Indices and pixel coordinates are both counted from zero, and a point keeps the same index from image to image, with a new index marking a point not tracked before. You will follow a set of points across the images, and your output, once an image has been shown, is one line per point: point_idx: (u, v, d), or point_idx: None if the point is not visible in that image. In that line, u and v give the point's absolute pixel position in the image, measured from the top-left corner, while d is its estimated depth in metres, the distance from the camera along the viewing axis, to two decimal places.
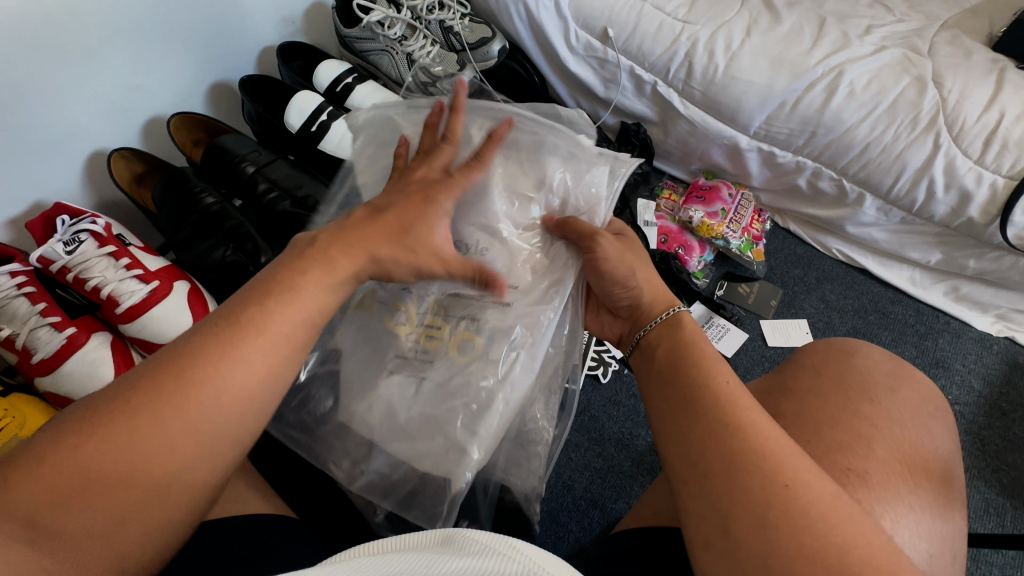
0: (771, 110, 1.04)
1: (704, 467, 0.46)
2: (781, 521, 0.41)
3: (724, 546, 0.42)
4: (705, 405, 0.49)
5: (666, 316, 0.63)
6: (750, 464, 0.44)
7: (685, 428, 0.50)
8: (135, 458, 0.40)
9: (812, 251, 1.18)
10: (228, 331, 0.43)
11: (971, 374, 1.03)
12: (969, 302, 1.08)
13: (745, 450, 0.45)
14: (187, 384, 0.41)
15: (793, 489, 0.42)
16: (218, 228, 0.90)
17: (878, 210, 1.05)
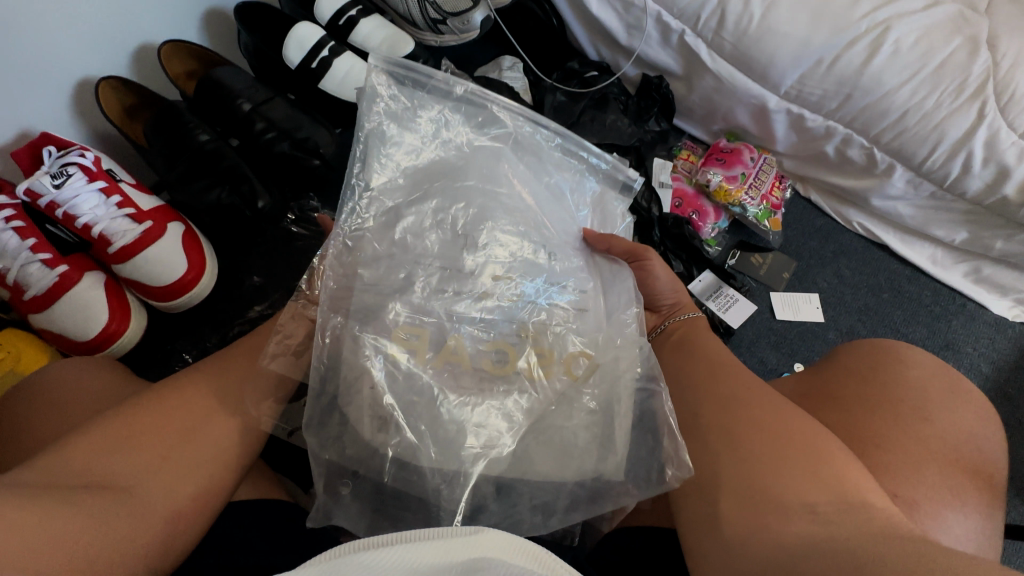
0: (806, 69, 0.96)
1: (700, 418, 0.57)
2: (750, 434, 0.53)
3: (702, 462, 0.54)
4: (712, 370, 0.62)
5: (687, 317, 0.74)
6: (736, 406, 0.56)
7: (689, 375, 0.63)
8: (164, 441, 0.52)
9: (832, 224, 1.13)
10: (213, 368, 0.61)
11: (981, 358, 1.00)
12: (990, 284, 1.04)
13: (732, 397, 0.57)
14: (186, 392, 0.57)
15: (770, 423, 0.53)
16: (213, 168, 0.86)
17: (907, 182, 0.99)
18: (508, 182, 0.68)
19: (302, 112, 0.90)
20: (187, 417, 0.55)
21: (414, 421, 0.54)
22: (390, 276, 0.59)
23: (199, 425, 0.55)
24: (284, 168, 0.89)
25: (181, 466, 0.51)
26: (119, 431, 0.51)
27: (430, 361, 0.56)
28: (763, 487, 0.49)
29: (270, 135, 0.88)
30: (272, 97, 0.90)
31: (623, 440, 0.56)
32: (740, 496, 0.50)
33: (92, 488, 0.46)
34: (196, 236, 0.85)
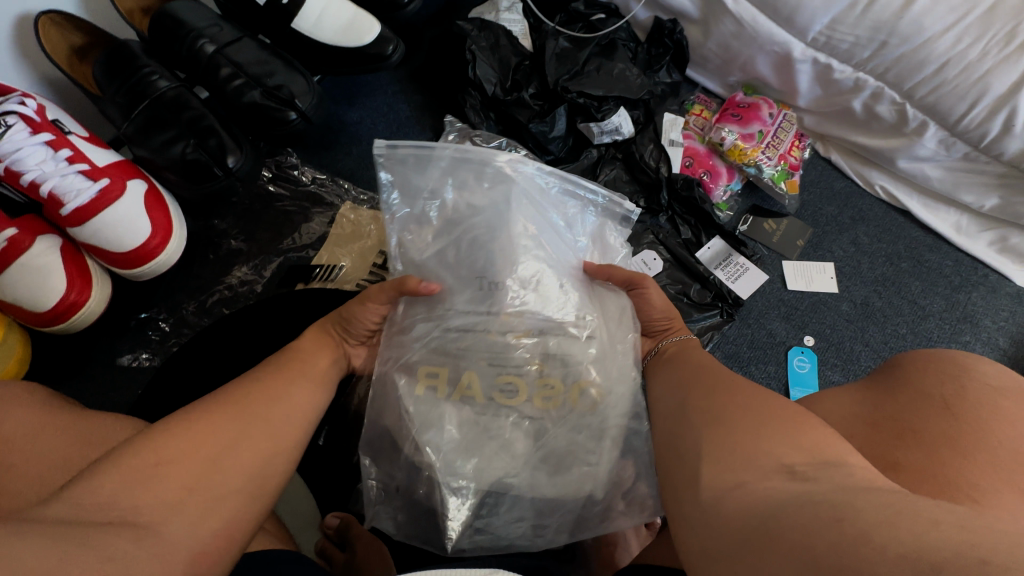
0: (837, 12, 0.86)
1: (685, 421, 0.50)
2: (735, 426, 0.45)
3: (684, 456, 0.47)
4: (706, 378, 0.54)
5: (682, 337, 0.65)
6: (724, 405, 0.48)
7: (684, 382, 0.55)
8: (232, 458, 0.45)
9: (852, 187, 1.06)
10: (277, 371, 0.54)
11: (999, 332, 0.95)
12: (1015, 254, 0.97)
13: (723, 392, 0.50)
14: (229, 414, 0.47)
15: (752, 408, 0.46)
16: (175, 120, 0.77)
17: (939, 143, 0.91)
18: (528, 193, 0.67)
19: (274, 56, 0.80)
20: (265, 420, 0.49)
21: (444, 426, 0.60)
22: (430, 338, 0.62)
23: (230, 452, 0.45)
24: (255, 119, 0.80)
25: (208, 502, 0.41)
26: (186, 425, 0.45)
27: (449, 396, 0.60)
28: (742, 469, 0.41)
29: (238, 82, 0.78)
30: (239, 38, 0.80)
31: (609, 448, 0.60)
32: (721, 476, 0.42)
33: (108, 524, 0.36)
34: (160, 195, 0.78)
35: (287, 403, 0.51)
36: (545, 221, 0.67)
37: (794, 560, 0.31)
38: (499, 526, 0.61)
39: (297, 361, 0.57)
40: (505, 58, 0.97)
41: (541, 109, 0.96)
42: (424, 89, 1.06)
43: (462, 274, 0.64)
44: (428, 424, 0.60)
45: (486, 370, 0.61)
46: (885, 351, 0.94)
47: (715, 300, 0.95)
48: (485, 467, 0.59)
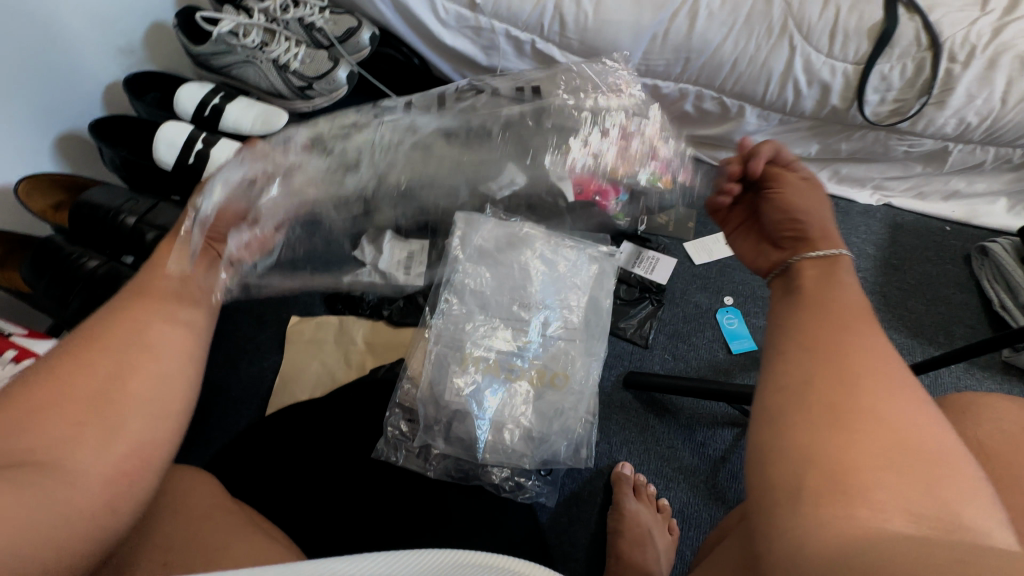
0: (645, 46, 1.08)
1: (810, 356, 0.39)
2: (871, 393, 0.35)
3: (764, 384, 0.40)
4: (825, 300, 0.43)
5: (824, 254, 0.48)
6: (834, 343, 0.39)
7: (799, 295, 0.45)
8: (125, 376, 0.44)
9: (712, 168, 1.26)
10: (130, 294, 0.51)
11: (865, 243, 1.15)
12: (850, 180, 1.19)
13: (835, 329, 0.40)
14: (94, 351, 0.45)
15: (855, 361, 0.37)
16: (112, 290, 0.81)
17: (758, 117, 1.13)
18: (547, 248, 0.98)
19: None
20: (136, 344, 0.46)
21: (463, 395, 0.90)
22: (469, 329, 0.93)
23: (124, 384, 0.44)
24: None
25: (110, 429, 0.41)
26: (83, 341, 0.45)
27: (491, 374, 0.92)
28: (834, 427, 0.34)
29: (165, 240, 0.85)
30: (155, 204, 0.87)
31: (569, 414, 0.92)
32: (823, 440, 0.33)
33: (6, 464, 0.36)
34: None
35: (177, 291, 0.54)
36: (553, 263, 0.99)
37: (859, 488, 0.31)
38: (506, 445, 0.90)
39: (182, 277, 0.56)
40: None
41: None
42: None
43: (496, 293, 0.95)
44: (452, 386, 0.90)
45: (501, 363, 0.92)
46: None
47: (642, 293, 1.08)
48: (501, 407, 0.91)
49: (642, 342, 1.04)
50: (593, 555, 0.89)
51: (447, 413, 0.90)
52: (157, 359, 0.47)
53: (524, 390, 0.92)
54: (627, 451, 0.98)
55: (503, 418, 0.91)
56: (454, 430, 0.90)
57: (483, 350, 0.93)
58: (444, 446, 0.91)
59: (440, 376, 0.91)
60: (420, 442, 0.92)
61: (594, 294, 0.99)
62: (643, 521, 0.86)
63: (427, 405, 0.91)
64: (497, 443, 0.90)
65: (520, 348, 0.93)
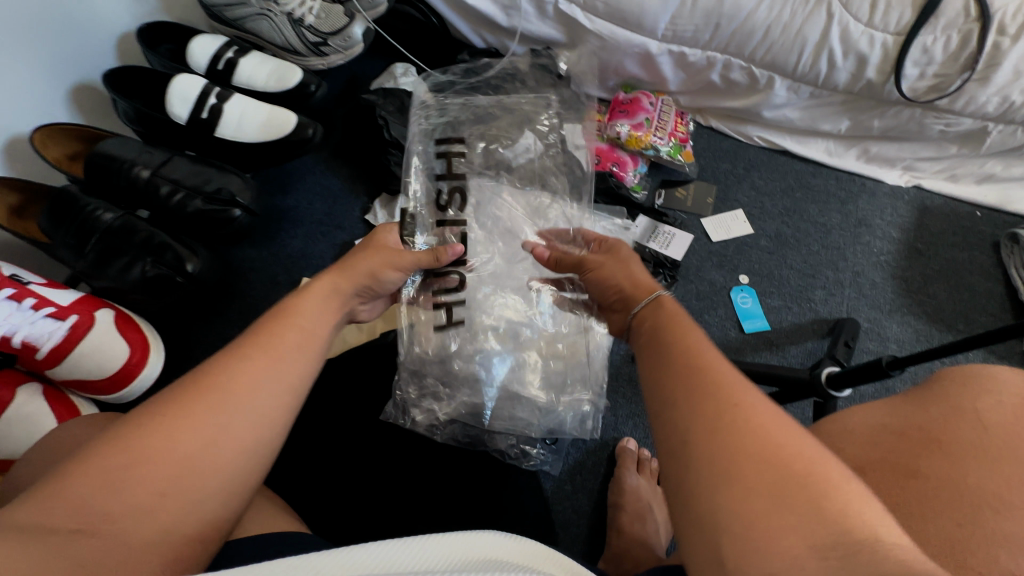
0: (675, 9, 1.01)
1: (684, 400, 0.42)
2: (745, 430, 0.38)
3: (662, 432, 0.43)
4: (678, 355, 0.47)
5: (648, 299, 0.58)
6: (707, 387, 0.42)
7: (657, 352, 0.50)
8: (208, 448, 0.44)
9: (736, 143, 1.22)
10: (237, 351, 0.51)
11: (890, 226, 1.11)
12: (879, 160, 1.15)
13: (698, 372, 0.44)
14: (188, 415, 0.44)
15: (732, 404, 0.40)
16: (128, 243, 0.81)
17: (788, 90, 1.08)
18: (560, 216, 0.98)
19: (206, 165, 0.88)
20: (214, 420, 0.45)
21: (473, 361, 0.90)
22: (480, 297, 0.92)
23: (206, 453, 0.44)
24: (205, 224, 0.85)
25: (186, 500, 0.42)
26: (179, 400, 0.45)
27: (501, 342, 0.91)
28: (734, 478, 0.36)
29: (179, 196, 0.84)
30: (170, 158, 0.87)
31: (578, 382, 0.93)
32: (723, 486, 0.36)
33: (81, 530, 0.38)
34: (130, 316, 0.80)
35: (289, 342, 0.54)
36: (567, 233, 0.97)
37: (772, 537, 0.33)
38: (513, 412, 0.91)
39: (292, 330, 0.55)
40: None
41: None
42: (349, 161, 1.20)
43: (510, 262, 0.94)
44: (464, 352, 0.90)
45: (511, 331, 0.92)
46: (807, 269, 1.07)
47: (656, 269, 1.06)
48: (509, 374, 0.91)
49: None
50: (593, 523, 0.91)
51: (457, 378, 0.91)
52: (243, 432, 0.46)
53: (533, 360, 0.92)
54: (632, 425, 0.99)
55: (508, 386, 0.91)
56: (463, 398, 0.91)
57: (494, 319, 0.92)
58: (453, 410, 0.92)
59: (450, 341, 0.91)
60: (427, 408, 0.93)
61: None
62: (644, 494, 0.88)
63: (436, 370, 0.92)
64: (505, 410, 0.91)
65: (533, 318, 0.93)
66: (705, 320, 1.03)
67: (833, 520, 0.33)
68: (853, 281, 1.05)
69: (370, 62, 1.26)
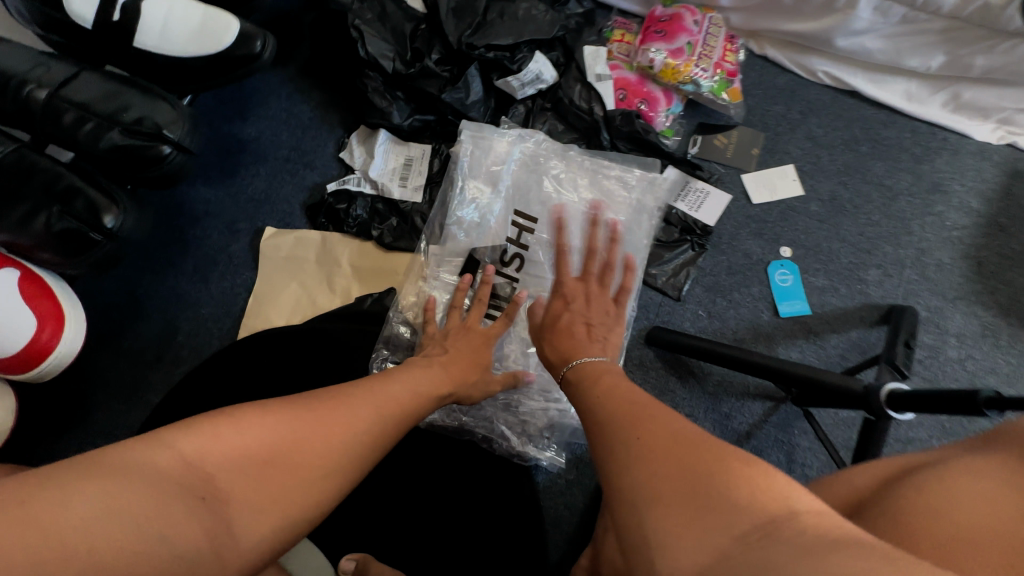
0: None
1: (612, 421, 0.42)
2: (664, 428, 0.37)
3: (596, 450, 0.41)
4: (604, 389, 0.48)
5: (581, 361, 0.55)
6: (628, 406, 0.42)
7: (591, 391, 0.50)
8: (282, 466, 0.43)
9: (795, 79, 0.99)
10: (335, 391, 0.50)
11: (970, 193, 0.92)
12: (971, 109, 0.93)
13: (625, 401, 0.44)
14: (280, 419, 0.45)
15: (656, 414, 0.40)
16: (28, 187, 0.64)
17: (875, 10, 0.85)
18: (567, 170, 0.82)
19: (122, 84, 0.68)
20: (307, 439, 0.44)
21: None
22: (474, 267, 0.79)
23: (280, 458, 0.43)
24: (124, 162, 0.68)
25: (245, 505, 0.40)
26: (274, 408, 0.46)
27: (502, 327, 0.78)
28: (654, 452, 0.36)
29: (88, 125, 0.66)
30: (74, 73, 0.67)
31: None
32: (654, 471, 0.35)
33: (158, 489, 0.38)
34: (37, 275, 0.66)
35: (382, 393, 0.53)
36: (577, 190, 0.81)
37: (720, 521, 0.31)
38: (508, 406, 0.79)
39: (388, 387, 0.54)
40: (398, 27, 0.88)
41: (451, 74, 0.89)
42: (320, 83, 0.98)
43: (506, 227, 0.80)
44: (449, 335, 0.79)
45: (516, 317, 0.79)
46: (863, 242, 0.90)
47: (683, 234, 0.90)
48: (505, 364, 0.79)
49: (675, 293, 0.88)
50: (585, 521, 0.82)
51: None
52: (317, 463, 0.44)
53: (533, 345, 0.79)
54: None
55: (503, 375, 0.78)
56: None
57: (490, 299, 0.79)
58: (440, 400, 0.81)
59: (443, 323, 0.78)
60: None
61: (629, 234, 0.81)
62: None
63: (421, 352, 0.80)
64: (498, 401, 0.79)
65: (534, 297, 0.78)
66: (733, 299, 0.88)
67: (747, 508, 0.31)
68: (915, 259, 0.89)
69: None
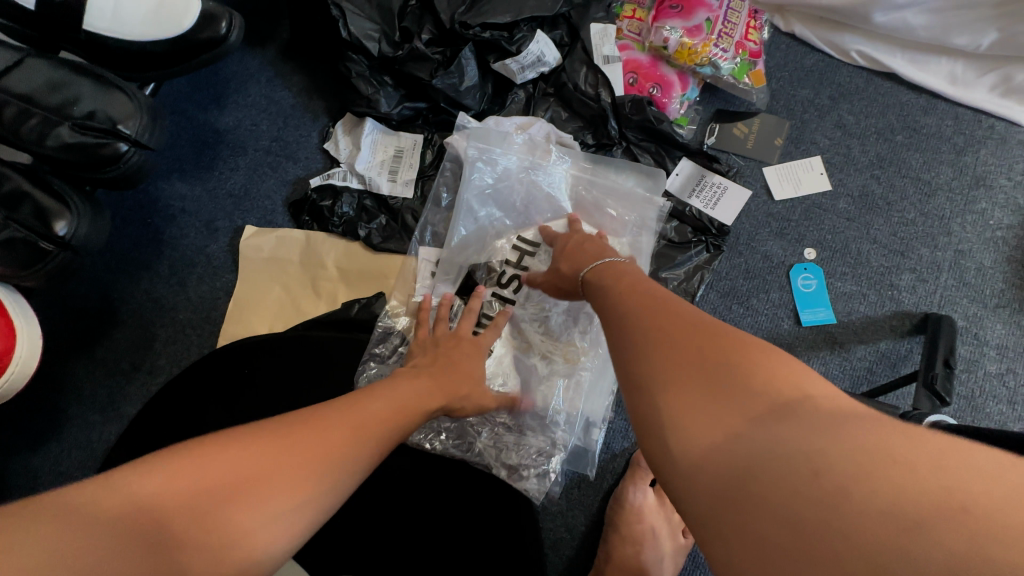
0: None
1: (640, 329, 0.37)
2: (698, 341, 0.33)
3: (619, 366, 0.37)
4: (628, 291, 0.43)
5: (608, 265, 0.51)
6: (654, 311, 0.38)
7: (612, 299, 0.44)
8: (258, 501, 0.33)
9: (824, 59, 0.89)
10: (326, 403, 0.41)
11: (1017, 189, 0.83)
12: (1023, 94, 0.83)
13: (648, 303, 0.40)
14: (258, 444, 0.36)
15: (687, 318, 0.36)
16: None
17: None
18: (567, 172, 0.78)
19: (69, 73, 0.61)
20: (289, 465, 0.35)
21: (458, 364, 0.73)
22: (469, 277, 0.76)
23: (257, 495, 0.33)
24: (73, 163, 0.61)
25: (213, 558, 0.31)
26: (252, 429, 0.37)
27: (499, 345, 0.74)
28: (685, 379, 0.32)
29: (32, 121, 0.59)
30: (15, 62, 0.60)
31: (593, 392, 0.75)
32: (695, 401, 0.31)
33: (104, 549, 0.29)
34: None
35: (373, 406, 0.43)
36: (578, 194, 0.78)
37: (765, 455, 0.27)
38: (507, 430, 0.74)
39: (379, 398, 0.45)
40: (385, 3, 0.79)
41: (443, 56, 0.80)
42: (303, 67, 0.90)
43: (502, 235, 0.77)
44: None
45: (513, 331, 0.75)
46: (895, 243, 0.82)
47: (696, 235, 0.82)
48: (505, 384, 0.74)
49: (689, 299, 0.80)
50: (587, 543, 0.78)
51: None
52: (304, 493, 0.35)
53: (536, 363, 0.74)
54: None
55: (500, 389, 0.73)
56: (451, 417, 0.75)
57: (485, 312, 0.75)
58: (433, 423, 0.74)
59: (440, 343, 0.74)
60: None
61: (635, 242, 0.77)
62: (648, 518, 0.72)
63: None
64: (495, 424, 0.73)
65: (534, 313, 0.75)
66: (751, 305, 0.81)
67: (764, 393, 0.29)
68: (953, 263, 0.81)
69: None
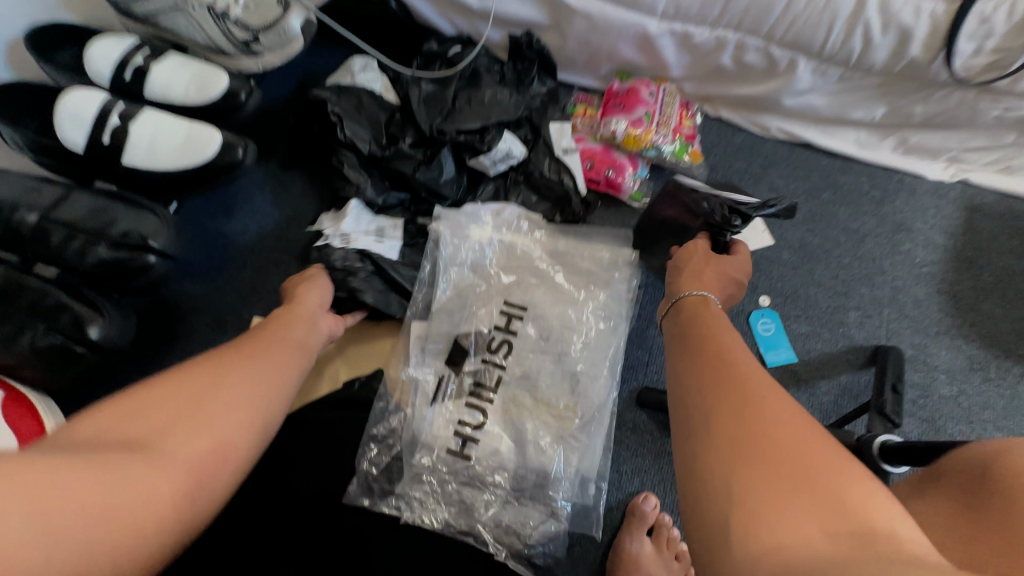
0: None
1: (704, 410, 0.42)
2: (750, 434, 0.38)
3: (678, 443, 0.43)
4: (714, 356, 0.47)
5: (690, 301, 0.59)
6: (727, 391, 0.42)
7: (685, 372, 0.48)
8: (127, 481, 0.40)
9: (750, 136, 1.04)
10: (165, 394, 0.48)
11: (933, 230, 0.95)
12: (920, 152, 0.98)
13: (725, 379, 0.43)
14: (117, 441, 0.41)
15: (749, 401, 0.40)
16: (13, 308, 0.66)
17: (814, 73, 0.91)
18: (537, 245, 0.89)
19: (109, 201, 0.71)
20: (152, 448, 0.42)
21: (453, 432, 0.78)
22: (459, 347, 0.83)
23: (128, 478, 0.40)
24: (108, 275, 0.70)
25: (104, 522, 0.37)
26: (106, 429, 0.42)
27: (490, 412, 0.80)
28: (750, 476, 0.35)
29: (75, 242, 0.69)
30: (64, 193, 0.71)
31: (583, 448, 0.79)
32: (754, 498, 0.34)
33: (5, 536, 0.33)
34: (23, 393, 0.68)
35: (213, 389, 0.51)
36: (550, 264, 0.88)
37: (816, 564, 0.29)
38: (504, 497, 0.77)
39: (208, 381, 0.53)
40: (374, 117, 0.94)
41: (425, 155, 0.94)
42: (303, 175, 1.03)
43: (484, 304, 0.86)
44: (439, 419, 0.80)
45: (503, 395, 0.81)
46: (838, 285, 0.92)
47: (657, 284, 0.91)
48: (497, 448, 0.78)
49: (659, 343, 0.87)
50: None
51: (438, 455, 0.78)
52: (169, 464, 0.43)
53: (528, 425, 0.79)
54: (639, 481, 0.84)
55: (497, 452, 0.78)
56: (454, 486, 0.78)
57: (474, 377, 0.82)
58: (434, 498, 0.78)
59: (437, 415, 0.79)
60: (402, 492, 0.78)
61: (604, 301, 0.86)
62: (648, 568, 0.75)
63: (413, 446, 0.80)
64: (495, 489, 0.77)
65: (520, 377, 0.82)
66: None
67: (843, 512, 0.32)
68: (892, 299, 0.90)
69: (326, 57, 1.09)
